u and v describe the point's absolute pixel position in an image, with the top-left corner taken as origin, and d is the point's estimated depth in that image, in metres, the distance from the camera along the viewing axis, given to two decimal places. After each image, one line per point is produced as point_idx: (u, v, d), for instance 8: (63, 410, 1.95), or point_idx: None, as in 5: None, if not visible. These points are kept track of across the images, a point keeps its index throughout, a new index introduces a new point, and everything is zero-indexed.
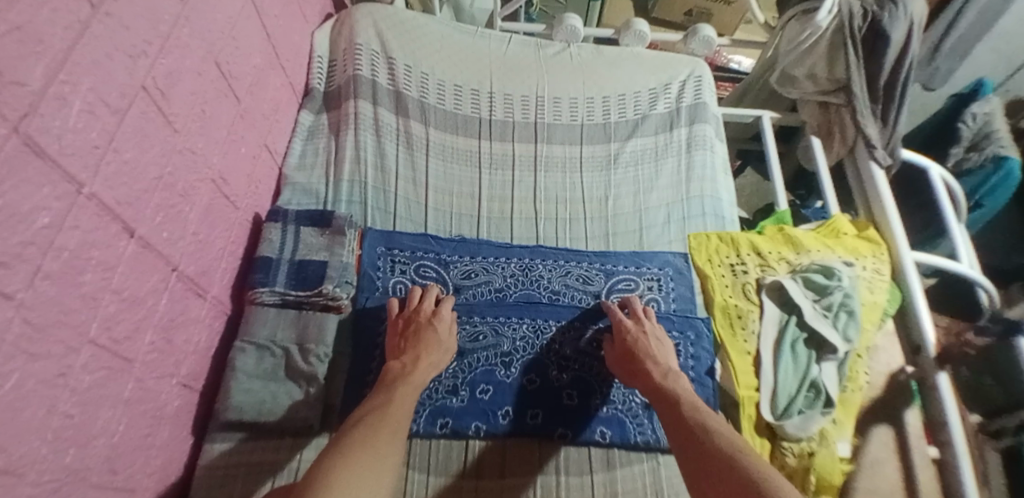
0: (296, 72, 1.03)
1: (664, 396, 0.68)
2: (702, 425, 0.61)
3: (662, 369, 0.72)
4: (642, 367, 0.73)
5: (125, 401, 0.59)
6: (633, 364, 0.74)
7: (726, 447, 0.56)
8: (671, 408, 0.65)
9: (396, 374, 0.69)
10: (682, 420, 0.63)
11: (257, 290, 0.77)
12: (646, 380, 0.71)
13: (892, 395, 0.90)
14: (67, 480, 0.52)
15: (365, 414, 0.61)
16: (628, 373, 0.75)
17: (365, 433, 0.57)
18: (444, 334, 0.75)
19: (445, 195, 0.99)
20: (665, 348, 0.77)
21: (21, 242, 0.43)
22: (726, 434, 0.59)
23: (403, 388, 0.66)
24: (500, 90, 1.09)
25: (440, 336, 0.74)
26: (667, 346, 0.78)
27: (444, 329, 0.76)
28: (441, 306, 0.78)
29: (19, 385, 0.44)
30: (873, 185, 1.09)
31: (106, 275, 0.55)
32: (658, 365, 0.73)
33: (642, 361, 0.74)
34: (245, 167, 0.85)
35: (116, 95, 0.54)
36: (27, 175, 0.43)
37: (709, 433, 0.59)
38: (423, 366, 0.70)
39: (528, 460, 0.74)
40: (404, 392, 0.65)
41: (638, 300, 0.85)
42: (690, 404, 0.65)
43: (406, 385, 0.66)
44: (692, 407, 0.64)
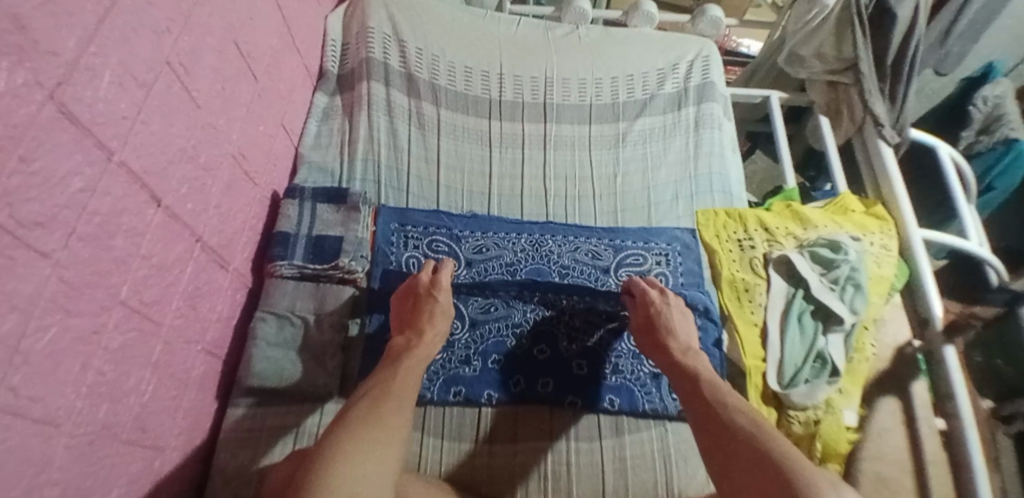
0: (311, 55, 1.06)
1: (683, 371, 0.69)
2: (718, 398, 0.62)
3: (682, 347, 0.73)
4: (662, 343, 0.75)
5: (154, 363, 0.62)
6: (655, 337, 0.76)
7: (744, 423, 0.57)
8: (688, 382, 0.66)
9: (401, 348, 0.70)
10: (699, 393, 0.64)
11: (275, 263, 0.80)
12: (666, 356, 0.73)
13: (899, 366, 0.91)
14: (101, 435, 0.54)
15: (371, 387, 0.62)
16: (649, 347, 0.76)
17: (373, 404, 0.58)
18: (444, 303, 0.77)
19: (456, 173, 1.01)
20: (685, 321, 0.79)
21: (56, 204, 0.45)
22: (742, 407, 0.60)
23: (409, 361, 0.67)
24: (510, 71, 1.11)
25: (442, 306, 0.76)
26: (688, 320, 0.79)
27: (443, 300, 0.77)
28: (439, 276, 0.79)
29: (55, 339, 0.46)
30: (881, 163, 1.09)
31: (136, 241, 0.57)
32: (677, 341, 0.74)
33: (663, 336, 0.75)
34: (264, 145, 0.88)
35: (143, 69, 0.57)
36: (61, 141, 0.45)
37: (725, 407, 0.60)
38: (428, 338, 0.72)
39: (539, 427, 0.77)
40: (411, 365, 0.67)
41: (647, 279, 0.85)
42: (707, 378, 0.66)
43: (412, 358, 0.68)
44: (709, 382, 0.65)
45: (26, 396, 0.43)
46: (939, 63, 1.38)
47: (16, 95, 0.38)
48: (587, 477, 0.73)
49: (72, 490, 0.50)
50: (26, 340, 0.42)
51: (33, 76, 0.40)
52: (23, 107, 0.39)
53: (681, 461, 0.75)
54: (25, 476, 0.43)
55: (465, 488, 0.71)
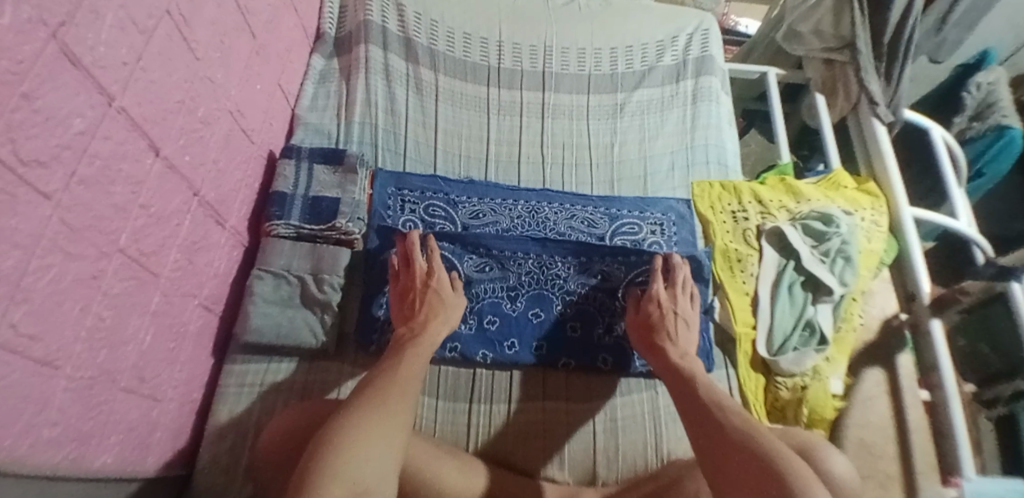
0: (308, 15, 1.04)
1: (678, 372, 0.66)
2: (716, 401, 0.59)
3: (680, 350, 0.70)
4: (659, 345, 0.72)
5: (152, 313, 0.62)
6: (653, 337, 0.73)
7: (741, 425, 0.54)
8: (683, 385, 0.64)
9: (407, 338, 0.66)
10: (695, 395, 0.61)
11: (273, 222, 0.81)
12: (662, 358, 0.70)
13: (886, 338, 0.92)
14: (101, 380, 0.54)
15: (374, 376, 0.58)
16: (645, 347, 0.74)
17: (377, 393, 0.54)
18: (443, 293, 0.73)
19: (454, 138, 1.01)
20: (690, 326, 0.76)
21: (58, 144, 0.44)
22: (740, 411, 0.57)
23: (413, 350, 0.63)
24: (509, 39, 1.10)
25: (441, 296, 0.73)
26: (693, 325, 0.76)
27: (445, 291, 0.74)
28: (434, 265, 0.76)
29: (58, 279, 0.46)
30: (874, 141, 1.11)
31: (135, 190, 0.57)
32: (676, 344, 0.71)
33: (663, 338, 0.72)
34: (261, 103, 0.87)
35: (144, 15, 0.56)
36: (64, 82, 0.44)
37: (724, 410, 0.57)
38: (432, 327, 0.68)
39: (533, 388, 0.78)
40: (413, 353, 0.63)
41: (678, 256, 0.85)
42: (704, 381, 0.63)
43: (417, 347, 0.64)
44: (705, 385, 0.62)
45: (27, 335, 0.42)
46: (934, 51, 1.38)
47: (21, 31, 0.38)
48: (579, 436, 0.75)
49: (73, 431, 0.51)
50: (27, 278, 0.42)
51: (37, 13, 0.40)
52: (27, 43, 0.38)
53: (671, 422, 0.77)
54: (25, 414, 0.43)
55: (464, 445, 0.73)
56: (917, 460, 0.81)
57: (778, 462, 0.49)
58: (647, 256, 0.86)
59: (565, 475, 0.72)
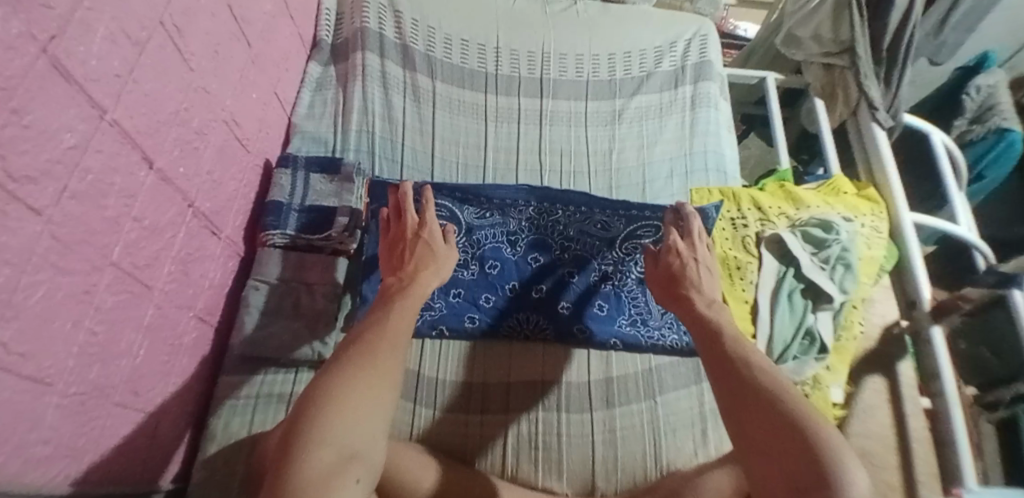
0: (305, 23, 1.04)
1: (701, 321, 0.57)
2: (741, 352, 0.50)
3: (705, 297, 0.62)
4: (683, 293, 0.64)
5: (146, 326, 0.62)
6: (675, 288, 0.66)
7: (767, 384, 0.45)
8: (706, 333, 0.55)
9: (391, 288, 0.60)
10: (718, 343, 0.52)
11: (269, 232, 0.81)
12: (686, 305, 0.62)
13: (886, 346, 0.92)
14: (93, 395, 0.54)
15: (360, 330, 0.51)
16: (669, 298, 0.67)
17: (365, 350, 0.48)
18: (435, 244, 0.69)
19: (452, 146, 1.00)
20: (713, 275, 0.68)
21: (49, 159, 0.44)
22: (768, 367, 0.47)
23: (396, 303, 0.56)
24: (506, 45, 1.10)
25: (430, 245, 0.68)
26: (715, 274, 0.69)
27: (437, 242, 0.70)
28: (427, 215, 0.71)
29: (48, 296, 0.46)
30: (875, 148, 1.10)
31: (128, 202, 0.56)
32: (700, 291, 0.63)
33: (688, 286, 0.65)
34: (257, 112, 0.87)
35: (137, 28, 0.55)
36: (55, 96, 0.44)
37: (749, 366, 0.48)
38: (423, 277, 0.63)
39: (531, 396, 0.78)
40: (401, 304, 0.57)
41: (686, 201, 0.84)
42: (731, 331, 0.54)
43: (403, 299, 0.58)
44: (733, 335, 0.53)
45: (17, 352, 0.42)
46: (933, 54, 1.38)
47: (11, 46, 0.37)
48: (577, 446, 0.74)
49: (64, 449, 0.50)
50: (17, 295, 0.41)
51: (27, 28, 0.39)
52: (16, 58, 0.38)
53: (671, 433, 0.76)
54: (16, 433, 0.43)
55: (459, 455, 0.72)
56: (920, 470, 0.80)
57: (807, 423, 0.40)
58: (648, 211, 0.93)
59: (564, 486, 0.72)
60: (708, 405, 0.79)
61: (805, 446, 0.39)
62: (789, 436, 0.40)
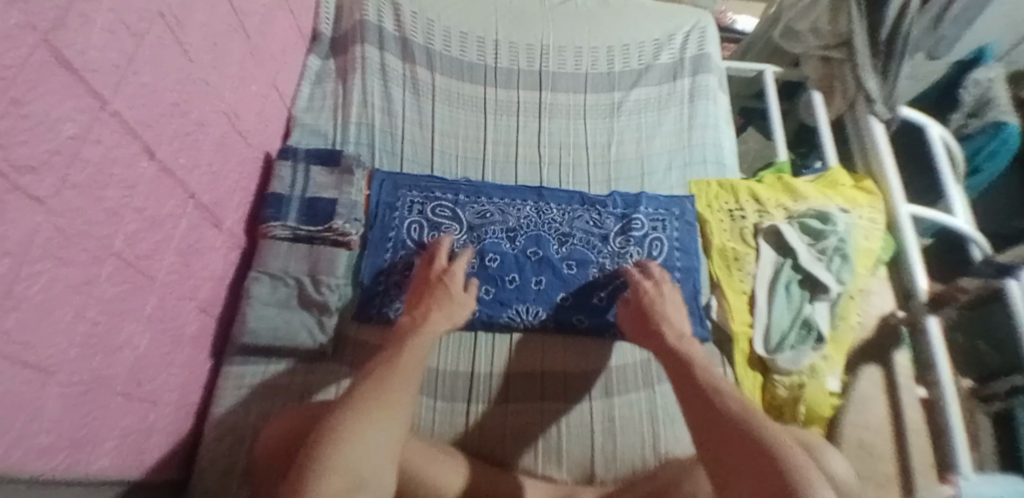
0: (304, 16, 1.04)
1: (673, 355, 0.63)
2: (709, 380, 0.55)
3: (677, 332, 0.68)
4: (656, 328, 0.70)
5: (147, 317, 0.62)
6: (648, 323, 0.72)
7: (735, 406, 0.50)
8: (678, 365, 0.60)
9: (407, 327, 0.66)
10: (689, 373, 0.57)
11: (270, 224, 0.81)
12: (659, 340, 0.68)
13: (882, 336, 0.93)
14: (95, 385, 0.54)
15: (378, 363, 0.57)
16: (643, 337, 0.72)
17: (379, 378, 0.53)
18: (454, 290, 0.74)
19: (451, 138, 1.01)
20: (681, 313, 0.74)
21: (49, 150, 0.44)
22: (735, 392, 0.53)
23: (414, 340, 0.62)
24: (506, 38, 1.10)
25: (451, 292, 0.73)
26: (683, 312, 0.75)
27: (456, 288, 0.75)
28: (455, 265, 0.77)
29: (49, 286, 0.46)
30: (873, 140, 1.10)
31: (128, 193, 0.57)
32: (672, 328, 0.69)
33: (658, 323, 0.71)
34: (256, 105, 0.87)
35: (135, 19, 0.55)
36: (53, 86, 0.44)
37: (717, 391, 0.53)
38: (435, 318, 0.68)
39: (531, 386, 0.79)
40: (417, 340, 0.62)
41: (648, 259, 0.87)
42: (700, 363, 0.59)
43: (418, 336, 0.63)
44: (700, 366, 0.58)
45: (18, 341, 0.42)
46: (933, 48, 1.38)
47: (10, 36, 0.37)
48: (577, 436, 0.75)
49: (67, 437, 0.50)
50: (18, 285, 0.42)
51: (26, 18, 0.39)
52: (15, 48, 0.38)
53: (669, 423, 0.77)
54: (17, 421, 0.43)
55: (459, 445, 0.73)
56: (915, 460, 0.81)
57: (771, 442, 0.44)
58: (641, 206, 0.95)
59: (564, 475, 0.72)
60: None
61: (770, 464, 0.42)
62: (751, 452, 0.44)
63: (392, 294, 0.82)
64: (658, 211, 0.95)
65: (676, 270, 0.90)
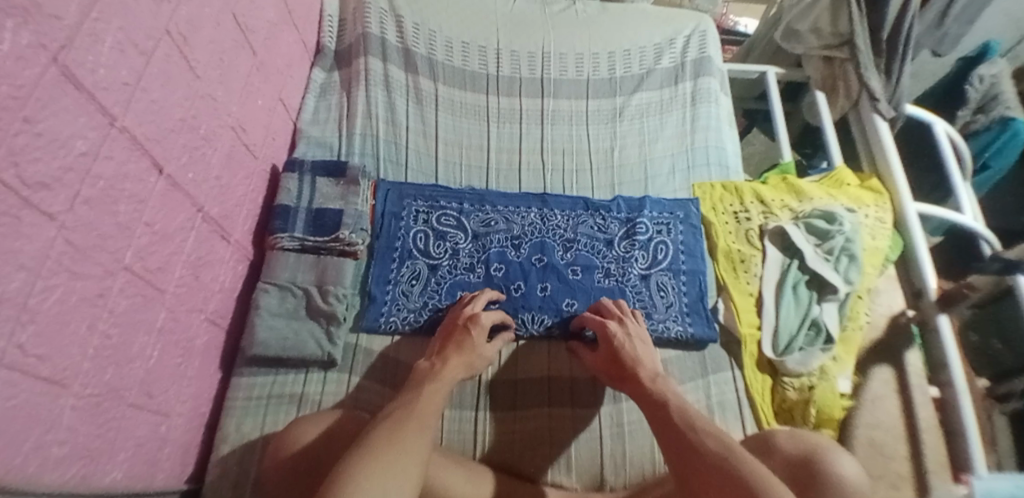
0: (308, 30, 1.06)
1: (651, 401, 0.61)
2: (689, 423, 0.56)
3: (650, 373, 0.66)
4: (630, 372, 0.67)
5: (158, 330, 0.63)
6: (620, 369, 0.69)
7: (716, 448, 0.51)
8: (657, 412, 0.60)
9: (425, 372, 0.66)
10: (670, 421, 0.57)
11: (278, 235, 0.82)
12: (634, 385, 0.65)
13: (892, 335, 0.92)
14: (108, 397, 0.55)
15: (392, 410, 0.57)
16: (617, 380, 0.70)
17: (395, 423, 0.54)
18: (479, 341, 0.72)
19: (455, 147, 1.02)
20: (648, 349, 0.72)
21: (61, 167, 0.45)
22: (712, 430, 0.54)
23: (431, 385, 0.62)
24: (507, 47, 1.11)
25: (476, 343, 0.71)
26: (650, 348, 0.72)
27: (482, 338, 0.73)
28: (484, 313, 0.75)
29: (63, 300, 0.47)
30: (878, 139, 1.10)
31: (138, 208, 0.58)
32: (644, 368, 0.67)
33: (630, 367, 0.68)
34: (263, 119, 0.89)
35: (144, 37, 0.57)
36: (66, 105, 0.45)
37: (697, 433, 0.54)
38: (451, 365, 0.67)
39: (539, 393, 0.79)
40: (433, 389, 0.62)
41: (623, 302, 0.81)
42: (678, 404, 0.59)
43: (436, 381, 0.63)
44: (678, 408, 0.59)
45: (33, 354, 0.43)
46: (936, 45, 1.36)
47: (20, 56, 0.39)
48: (585, 442, 0.75)
49: (82, 448, 0.51)
50: (33, 300, 0.43)
51: (38, 38, 0.41)
52: (27, 68, 0.40)
53: None
54: (32, 433, 0.44)
55: (472, 454, 0.73)
56: (930, 459, 0.79)
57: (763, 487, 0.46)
58: (645, 209, 0.95)
59: (573, 481, 0.72)
60: (715, 398, 0.79)
61: None
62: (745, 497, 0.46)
63: (398, 303, 0.83)
64: (662, 214, 0.95)
65: (683, 273, 0.90)
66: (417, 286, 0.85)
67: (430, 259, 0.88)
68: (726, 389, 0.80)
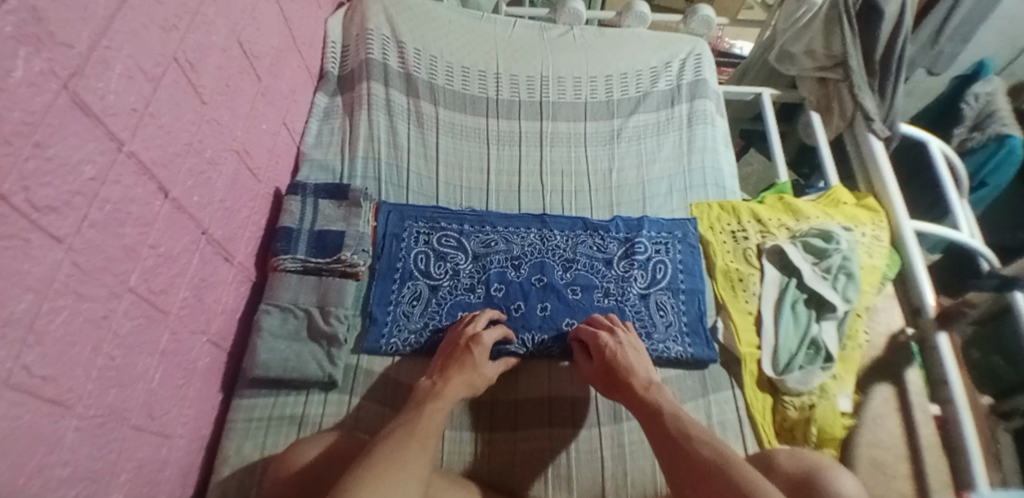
0: (311, 56, 1.09)
1: (646, 410, 0.63)
2: (682, 431, 0.57)
3: (643, 381, 0.68)
4: (624, 381, 0.69)
5: (161, 351, 0.64)
6: (614, 378, 0.70)
7: (711, 456, 0.52)
8: (652, 421, 0.61)
9: (427, 391, 0.67)
10: (663, 428, 0.58)
11: (280, 257, 0.83)
12: (629, 394, 0.67)
13: (892, 354, 0.92)
14: (110, 418, 0.55)
15: (392, 430, 0.58)
16: (611, 389, 0.71)
17: (399, 440, 0.55)
18: (480, 359, 0.72)
19: (456, 169, 1.04)
20: (642, 358, 0.74)
21: (70, 191, 0.47)
22: (707, 438, 0.55)
23: (433, 403, 0.63)
24: (506, 71, 1.14)
25: (477, 361, 0.72)
26: (644, 355, 0.74)
27: (483, 357, 0.73)
28: (485, 332, 0.76)
29: (69, 321, 0.48)
30: (873, 158, 1.11)
31: (144, 230, 0.59)
32: (638, 377, 0.69)
33: (623, 376, 0.69)
34: (268, 142, 0.91)
35: (152, 64, 0.59)
36: (75, 130, 0.47)
37: (691, 441, 0.55)
38: (453, 384, 0.68)
39: (539, 414, 0.79)
40: (435, 409, 0.62)
41: (612, 316, 0.82)
42: (672, 412, 0.60)
43: (438, 401, 0.64)
44: (672, 414, 0.60)
45: (39, 375, 0.44)
46: (931, 63, 1.39)
47: (32, 83, 0.41)
48: (585, 462, 0.74)
49: (84, 470, 0.51)
50: (39, 321, 0.44)
51: (49, 66, 0.43)
52: (39, 95, 0.42)
53: None
54: (36, 455, 0.44)
55: (473, 476, 0.73)
56: (932, 477, 0.78)
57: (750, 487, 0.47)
58: (643, 229, 0.96)
59: None
60: (715, 417, 0.79)
61: None
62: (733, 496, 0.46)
63: (399, 324, 0.83)
64: (660, 234, 0.96)
65: (681, 293, 0.90)
66: (418, 306, 0.85)
67: (431, 279, 0.89)
68: (727, 409, 0.80)
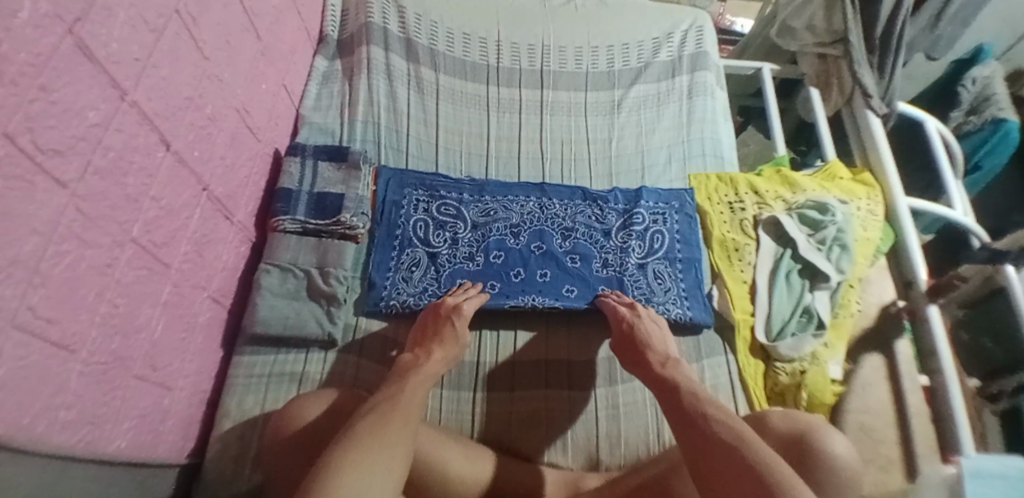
0: (311, 18, 1.07)
1: (662, 383, 0.63)
2: (697, 407, 0.55)
3: (661, 358, 0.69)
4: (642, 357, 0.70)
5: (163, 303, 0.64)
6: (633, 352, 0.72)
7: (728, 438, 0.49)
8: (667, 394, 0.60)
9: (408, 364, 0.66)
10: (679, 403, 0.57)
11: (280, 218, 0.84)
12: (644, 369, 0.68)
13: (883, 324, 0.93)
14: (114, 366, 0.56)
15: (376, 403, 0.56)
16: (630, 363, 0.72)
17: (379, 416, 0.53)
18: (461, 331, 0.73)
19: (456, 135, 1.03)
20: (663, 334, 0.75)
21: (74, 136, 0.46)
22: (724, 417, 0.53)
23: (415, 378, 0.62)
24: (507, 38, 1.13)
25: (457, 333, 0.72)
26: (666, 333, 0.76)
27: (463, 328, 0.74)
28: (463, 302, 0.76)
29: (74, 266, 0.48)
30: (871, 133, 1.12)
31: (146, 182, 0.59)
32: (655, 353, 0.70)
33: (641, 351, 0.71)
34: (267, 103, 0.90)
35: (155, 14, 0.58)
36: (79, 76, 0.46)
37: (707, 420, 0.53)
38: (436, 358, 0.68)
39: (536, 376, 0.80)
40: (416, 381, 0.62)
41: (614, 293, 0.84)
42: (689, 389, 0.60)
43: (419, 374, 0.63)
44: (688, 391, 0.59)
45: (43, 317, 0.44)
46: (930, 48, 1.37)
47: (39, 24, 0.40)
48: (581, 423, 0.76)
49: (88, 414, 0.52)
50: (44, 264, 0.44)
51: (54, 8, 0.42)
52: (44, 37, 0.41)
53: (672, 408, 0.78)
54: (41, 396, 0.45)
55: (471, 433, 0.74)
56: (918, 443, 0.81)
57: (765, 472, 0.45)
58: (642, 198, 0.97)
59: (569, 461, 0.73)
60: (709, 381, 0.81)
61: (755, 484, 0.44)
62: (746, 477, 0.45)
63: (398, 288, 0.84)
64: (657, 204, 0.97)
65: (678, 262, 0.91)
66: (417, 272, 0.86)
67: (430, 247, 0.89)
68: (720, 373, 0.82)
